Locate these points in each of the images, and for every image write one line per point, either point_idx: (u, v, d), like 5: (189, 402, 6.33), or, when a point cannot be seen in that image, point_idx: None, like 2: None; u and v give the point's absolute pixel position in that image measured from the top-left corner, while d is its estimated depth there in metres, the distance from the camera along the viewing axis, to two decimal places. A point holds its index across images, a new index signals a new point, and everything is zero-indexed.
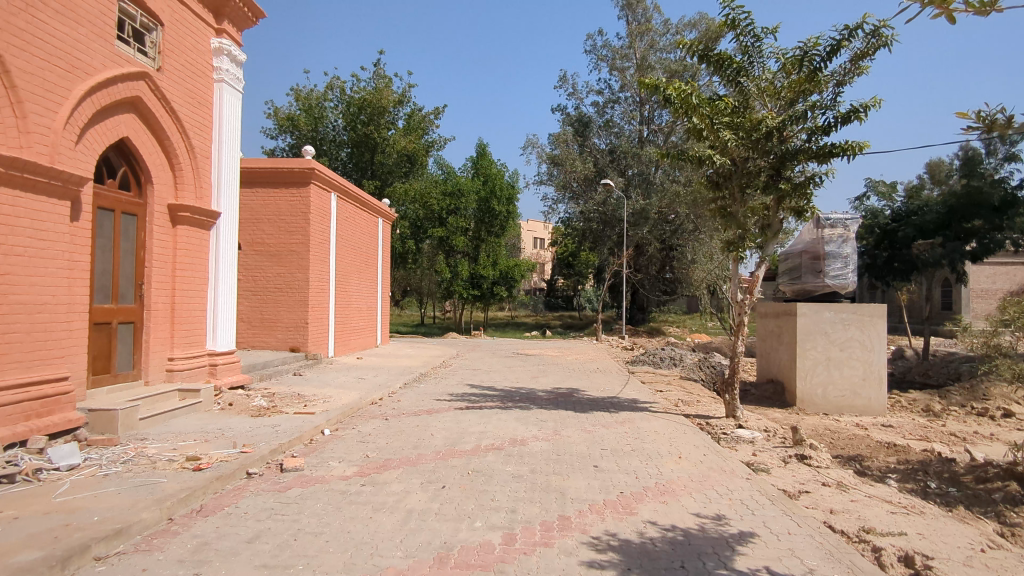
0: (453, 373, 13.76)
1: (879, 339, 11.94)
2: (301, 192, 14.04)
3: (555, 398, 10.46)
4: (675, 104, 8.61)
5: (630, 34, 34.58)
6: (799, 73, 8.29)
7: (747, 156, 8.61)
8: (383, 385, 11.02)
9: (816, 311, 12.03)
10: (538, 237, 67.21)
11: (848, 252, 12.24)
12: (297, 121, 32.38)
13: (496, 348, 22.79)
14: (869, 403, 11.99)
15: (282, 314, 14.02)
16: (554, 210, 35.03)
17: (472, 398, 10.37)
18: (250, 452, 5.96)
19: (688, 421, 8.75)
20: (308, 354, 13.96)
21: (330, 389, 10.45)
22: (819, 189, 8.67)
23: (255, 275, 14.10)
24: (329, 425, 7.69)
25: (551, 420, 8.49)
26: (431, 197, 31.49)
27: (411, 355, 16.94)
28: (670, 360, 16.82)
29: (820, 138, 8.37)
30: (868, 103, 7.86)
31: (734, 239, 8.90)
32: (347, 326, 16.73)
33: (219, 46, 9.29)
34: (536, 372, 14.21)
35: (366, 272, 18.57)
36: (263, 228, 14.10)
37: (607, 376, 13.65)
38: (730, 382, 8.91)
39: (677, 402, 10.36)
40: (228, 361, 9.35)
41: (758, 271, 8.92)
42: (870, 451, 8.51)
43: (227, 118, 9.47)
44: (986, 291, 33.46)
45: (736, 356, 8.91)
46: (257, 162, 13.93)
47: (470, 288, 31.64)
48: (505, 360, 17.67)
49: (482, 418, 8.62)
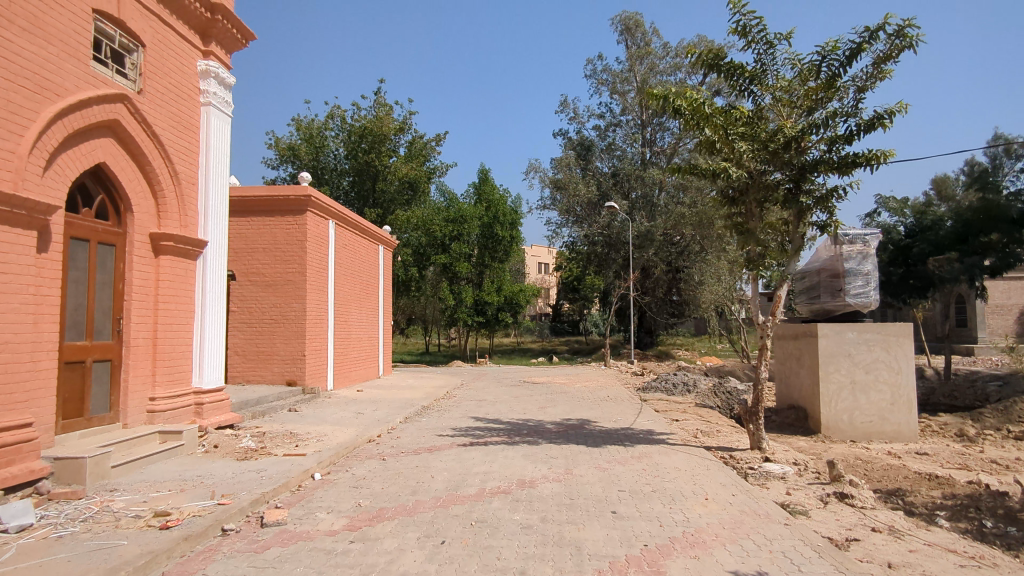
0: (457, 405, 13.14)
1: (907, 361, 11.29)
2: (297, 220, 13.61)
3: (565, 431, 9.80)
4: (685, 115, 8.15)
5: (630, 58, 34.59)
6: (816, 80, 7.79)
7: (764, 168, 8.10)
8: (383, 420, 10.42)
9: (838, 331, 11.39)
10: (543, 262, 66.97)
11: (869, 269, 11.62)
12: (298, 150, 32.20)
13: (501, 376, 22.16)
14: (899, 429, 11.30)
15: (278, 347, 13.46)
16: (558, 234, 34.61)
17: (476, 432, 9.73)
18: (228, 505, 5.34)
19: (710, 455, 8.09)
20: (306, 388, 13.37)
21: (326, 425, 9.84)
22: (842, 202, 8.14)
23: (250, 307, 13.57)
24: (321, 468, 7.07)
25: (563, 457, 7.84)
26: (434, 223, 31.05)
27: (414, 387, 16.32)
28: (684, 386, 16.14)
29: (843, 148, 7.83)
30: (893, 109, 7.35)
31: (753, 257, 8.34)
32: (347, 357, 16.15)
33: (206, 68, 8.87)
34: (544, 402, 13.58)
35: (366, 301, 18.06)
36: (258, 258, 13.64)
37: (618, 405, 12.98)
38: (754, 411, 8.26)
39: (696, 433, 9.69)
40: (216, 400, 8.77)
41: (779, 291, 8.34)
42: (911, 485, 7.82)
43: (214, 143, 9.02)
44: (1001, 306, 32.77)
45: (759, 383, 8.27)
46: (252, 190, 13.52)
47: (475, 314, 31.14)
48: (511, 389, 17.01)
49: (488, 455, 7.98)
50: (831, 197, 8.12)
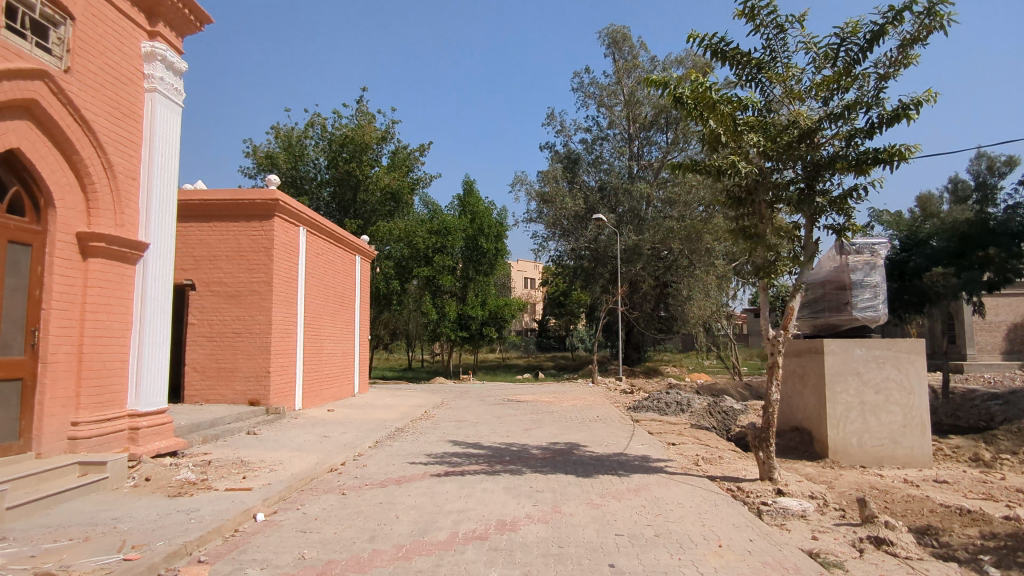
0: (434, 427, 12.14)
1: (919, 380, 10.52)
2: (264, 226, 12.63)
3: (553, 458, 8.81)
4: (687, 105, 7.32)
5: (617, 71, 34.10)
6: (833, 68, 6.98)
7: (775, 166, 7.28)
8: (350, 445, 9.37)
9: (846, 348, 10.60)
10: (528, 276, 66.20)
11: (876, 281, 10.86)
12: (277, 158, 31.08)
13: (485, 394, 21.16)
14: (911, 454, 10.48)
15: (241, 362, 12.36)
16: (544, 248, 33.83)
17: (454, 460, 8.72)
18: (135, 561, 4.30)
19: (716, 488, 7.16)
20: (269, 408, 12.27)
21: (284, 451, 8.75)
22: (861, 203, 7.33)
23: (211, 319, 12.47)
24: (266, 506, 6.04)
25: (551, 491, 6.86)
26: (417, 235, 30.05)
27: (390, 406, 15.27)
28: (677, 405, 15.20)
29: (863, 143, 7.03)
30: (921, 99, 6.56)
31: (765, 263, 7.43)
32: (318, 374, 15.08)
33: (152, 51, 7.88)
34: (529, 424, 12.59)
35: (341, 315, 17.02)
36: (220, 266, 12.58)
37: (610, 427, 12.02)
38: (765, 437, 7.35)
39: (697, 460, 8.75)
40: (155, 424, 7.67)
41: (791, 302, 7.48)
42: (942, 521, 6.93)
43: (160, 134, 8.01)
44: (990, 324, 32.35)
45: (770, 406, 7.39)
46: (215, 193, 12.52)
47: (458, 329, 30.22)
48: (494, 408, 16.04)
49: (464, 489, 6.98)
50: (848, 198, 7.31)
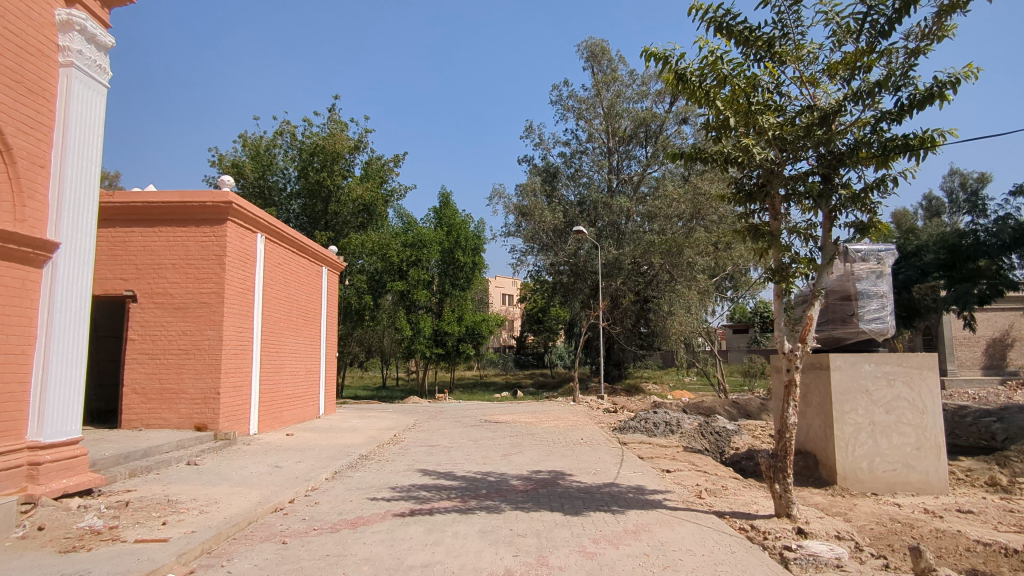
0: (403, 453, 10.97)
1: (932, 398, 9.69)
2: (215, 232, 11.43)
3: (538, 492, 7.70)
4: (690, 86, 6.43)
5: (596, 85, 33.47)
6: (855, 43, 6.17)
7: (791, 154, 6.37)
8: (303, 477, 8.15)
9: (853, 363, 9.73)
10: (506, 293, 65.26)
11: (884, 290, 10.03)
12: (243, 167, 29.58)
13: (462, 414, 20.01)
14: (926, 479, 9.60)
15: (187, 383, 11.04)
16: (522, 262, 32.89)
17: (423, 494, 7.55)
18: None
19: (728, 528, 6.13)
20: (218, 434, 10.98)
21: (222, 486, 7.50)
22: (886, 199, 6.45)
23: (153, 334, 11.15)
24: (182, 562, 4.85)
25: (536, 535, 5.75)
26: (391, 248, 28.93)
27: (357, 428, 14.05)
28: (666, 426, 14.16)
29: (890, 130, 6.19)
30: (958, 76, 5.79)
31: (779, 266, 6.46)
32: (278, 395, 13.81)
33: (68, 19, 6.77)
34: (509, 448, 11.45)
35: (304, 330, 15.78)
36: (166, 276, 11.30)
37: (598, 452, 10.92)
38: (782, 467, 6.34)
39: (700, 491, 7.69)
40: (62, 458, 6.40)
41: (809, 310, 6.52)
42: (989, 565, 5.99)
43: (77, 117, 6.84)
44: (971, 338, 32.17)
45: (787, 431, 6.38)
46: (161, 195, 11.31)
47: (434, 346, 29.09)
48: (470, 429, 14.92)
49: (432, 533, 5.83)
50: (872, 192, 6.41)
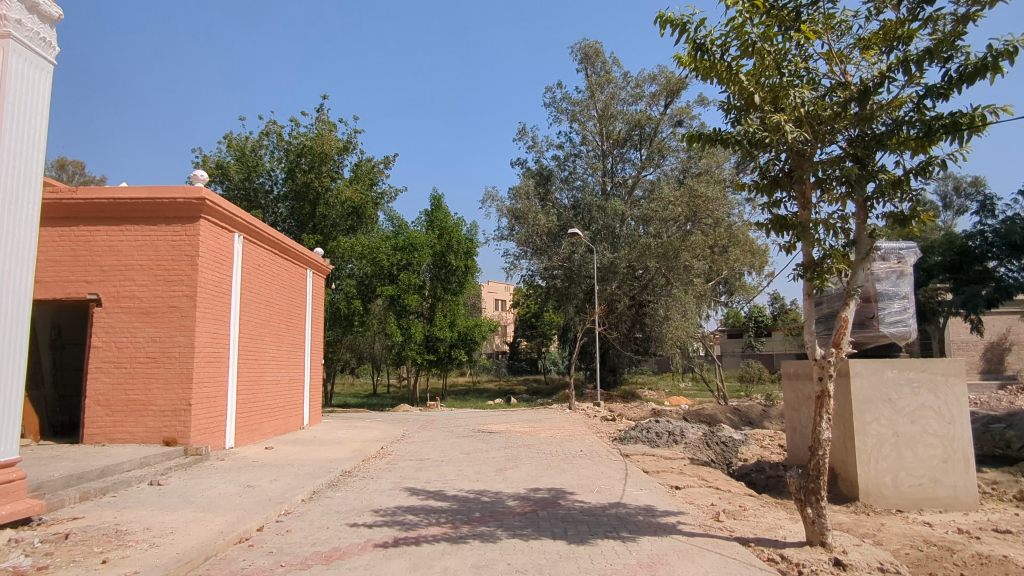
0: (390, 468, 10.18)
1: (959, 406, 9.00)
2: (188, 231, 10.64)
3: (537, 515, 6.92)
4: (710, 59, 5.72)
5: (590, 87, 32.81)
6: (895, 11, 5.48)
7: (823, 136, 5.66)
8: (276, 499, 7.34)
9: (875, 370, 9.03)
10: (500, 298, 64.53)
11: (906, 291, 9.31)
12: (228, 168, 28.59)
13: (453, 423, 19.19)
14: (954, 495, 8.90)
15: (155, 394, 10.21)
16: (515, 267, 32.15)
17: (410, 519, 6.76)
18: None
19: (756, 560, 5.36)
20: (188, 449, 10.13)
21: (183, 512, 6.66)
22: (929, 187, 5.73)
23: (119, 341, 10.32)
24: None
25: (538, 572, 4.98)
26: (381, 251, 28.12)
27: (341, 440, 13.24)
28: (670, 436, 13.38)
29: (935, 109, 5.48)
30: (1012, 47, 5.11)
31: (810, 262, 5.72)
32: (257, 405, 12.97)
33: None
34: (504, 462, 10.67)
35: (286, 337, 14.93)
36: (133, 278, 10.47)
37: (600, 467, 10.14)
38: (815, 489, 5.59)
39: (717, 513, 6.93)
40: None
41: (843, 312, 5.75)
42: None
43: (15, 97, 6.03)
44: (968, 342, 31.72)
45: (820, 449, 5.62)
46: (129, 191, 10.50)
47: (425, 352, 28.31)
48: (462, 441, 14.12)
49: (418, 570, 5.04)
50: (913, 180, 5.70)
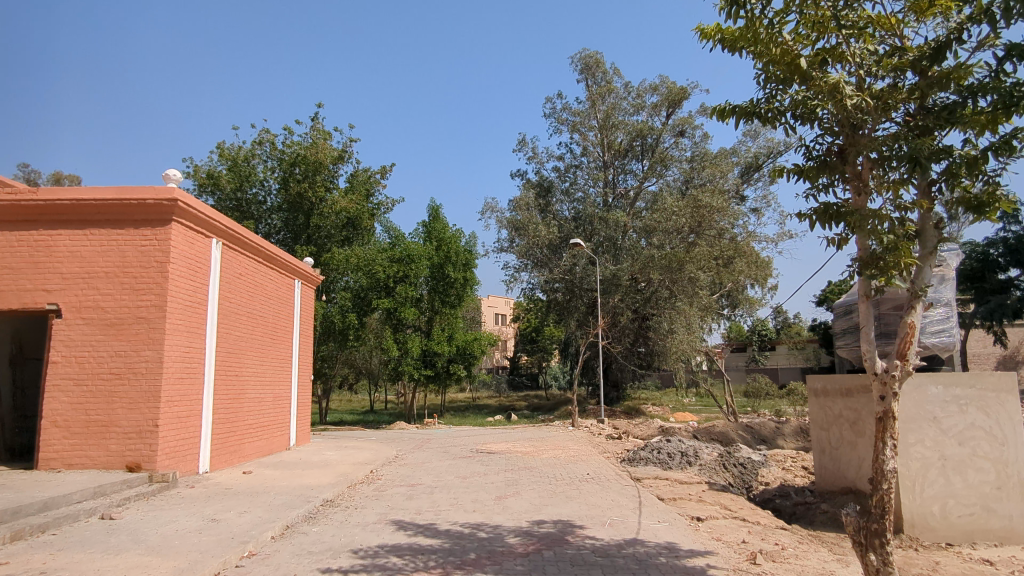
0: (378, 496, 9.20)
1: (1012, 426, 8.04)
2: (158, 234, 9.73)
3: (542, 556, 5.94)
4: (747, 15, 4.86)
5: (591, 97, 32.06)
6: None
7: (880, 107, 4.79)
8: (240, 537, 6.35)
9: (917, 385, 8.09)
10: (500, 313, 63.60)
11: (950, 297, 8.37)
12: (218, 179, 27.71)
13: (450, 442, 18.19)
14: (1010, 526, 7.89)
15: (119, 414, 9.25)
16: (515, 279, 31.32)
17: (393, 562, 5.78)
18: None
19: None
20: (154, 476, 9.14)
21: (129, 556, 5.69)
22: (1005, 169, 4.83)
23: (79, 355, 9.37)
24: None
25: None
26: (376, 264, 27.17)
27: (328, 463, 12.28)
28: (683, 457, 12.38)
29: (1015, 73, 4.61)
30: None
31: (869, 257, 4.79)
32: (237, 426, 12.02)
33: None
34: (504, 489, 9.70)
35: (271, 352, 13.98)
36: (97, 286, 9.56)
37: (610, 494, 9.17)
38: (879, 531, 4.58)
39: (751, 554, 5.92)
40: None
41: (909, 318, 4.82)
42: None
43: None
44: (979, 356, 30.90)
45: (884, 482, 4.66)
46: (94, 191, 9.61)
47: (422, 367, 27.39)
48: (458, 463, 13.14)
49: None
50: (989, 160, 4.78)
